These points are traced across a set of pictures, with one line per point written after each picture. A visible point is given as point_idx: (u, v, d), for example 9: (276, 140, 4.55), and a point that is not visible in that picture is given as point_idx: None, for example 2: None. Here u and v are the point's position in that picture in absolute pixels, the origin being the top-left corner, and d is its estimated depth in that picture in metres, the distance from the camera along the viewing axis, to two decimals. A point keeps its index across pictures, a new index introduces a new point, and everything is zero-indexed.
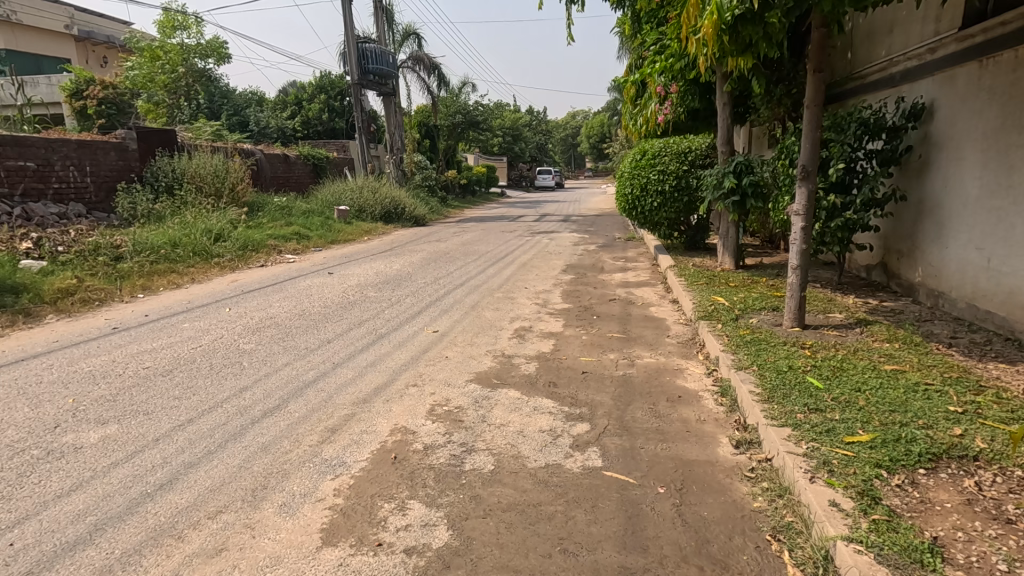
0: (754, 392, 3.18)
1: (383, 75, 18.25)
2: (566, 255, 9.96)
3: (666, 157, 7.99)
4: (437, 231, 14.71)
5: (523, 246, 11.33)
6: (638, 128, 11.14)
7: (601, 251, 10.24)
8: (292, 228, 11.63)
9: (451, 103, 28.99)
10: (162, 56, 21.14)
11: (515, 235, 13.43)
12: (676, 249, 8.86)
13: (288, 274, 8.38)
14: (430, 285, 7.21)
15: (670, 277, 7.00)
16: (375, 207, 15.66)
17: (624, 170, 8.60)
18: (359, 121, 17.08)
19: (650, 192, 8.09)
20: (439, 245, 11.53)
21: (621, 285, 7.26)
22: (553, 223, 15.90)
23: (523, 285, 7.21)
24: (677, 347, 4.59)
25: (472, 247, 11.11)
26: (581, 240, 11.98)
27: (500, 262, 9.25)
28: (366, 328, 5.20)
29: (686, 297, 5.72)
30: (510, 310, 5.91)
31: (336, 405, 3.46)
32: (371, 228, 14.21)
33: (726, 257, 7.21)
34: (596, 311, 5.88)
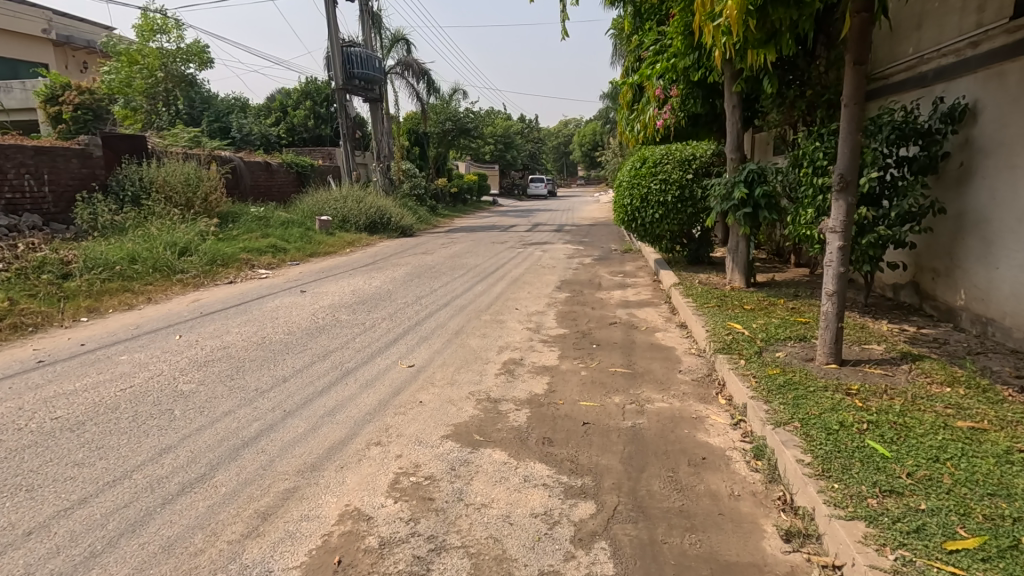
0: (804, 464, 2.48)
1: (370, 80, 17.61)
2: (560, 269, 9.30)
3: (669, 164, 7.37)
4: (424, 242, 14.02)
5: (514, 259, 10.67)
6: (635, 134, 10.55)
7: (598, 265, 9.60)
8: (268, 240, 10.90)
9: (441, 109, 28.39)
10: (141, 60, 20.39)
11: (506, 246, 12.77)
12: (679, 263, 8.22)
13: (256, 293, 7.63)
14: (410, 306, 6.52)
15: (676, 297, 6.35)
16: (360, 217, 14.95)
17: (623, 179, 7.96)
18: (344, 128, 16.39)
19: (651, 202, 7.45)
20: (425, 258, 10.83)
21: (622, 305, 6.61)
22: (546, 234, 15.25)
23: (513, 305, 6.53)
24: (693, 386, 3.92)
25: (460, 261, 10.43)
26: (576, 252, 11.33)
27: (489, 277, 8.57)
28: (331, 362, 4.49)
29: (697, 322, 5.06)
30: (498, 336, 5.23)
31: (275, 474, 2.76)
32: (354, 240, 13.51)
33: (737, 274, 6.57)
34: (595, 337, 5.21)
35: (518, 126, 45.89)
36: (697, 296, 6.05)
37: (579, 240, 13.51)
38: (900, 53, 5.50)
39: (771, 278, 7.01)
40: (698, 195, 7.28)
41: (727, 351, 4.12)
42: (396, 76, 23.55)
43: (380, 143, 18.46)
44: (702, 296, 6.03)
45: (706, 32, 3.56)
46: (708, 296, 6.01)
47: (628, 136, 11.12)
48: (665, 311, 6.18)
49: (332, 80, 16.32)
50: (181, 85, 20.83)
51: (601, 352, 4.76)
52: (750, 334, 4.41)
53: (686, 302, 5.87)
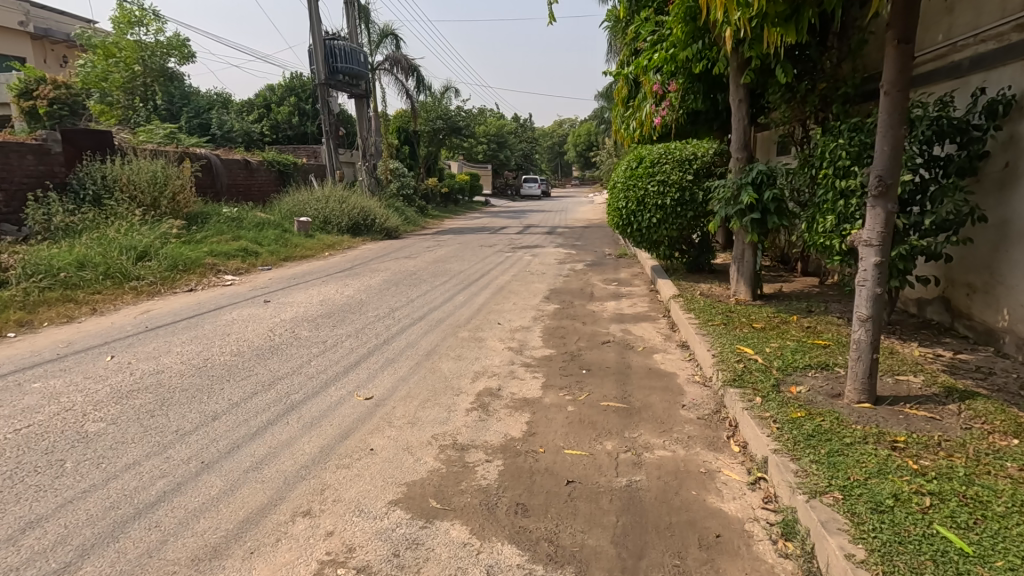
0: (856, 563, 1.85)
1: (355, 75, 16.92)
2: (550, 276, 8.68)
3: (667, 164, 6.76)
4: (409, 244, 13.37)
5: (502, 264, 10.04)
6: (630, 132, 9.97)
7: (590, 272, 8.98)
8: (239, 243, 10.22)
9: (431, 108, 27.73)
10: (117, 54, 19.62)
11: (495, 250, 12.14)
12: (677, 272, 7.62)
13: (215, 303, 6.95)
14: (382, 320, 5.88)
15: (675, 310, 5.72)
16: (341, 218, 14.29)
17: (617, 179, 7.34)
18: (327, 126, 15.71)
19: (648, 205, 6.83)
20: (408, 263, 10.17)
21: (615, 319, 5.99)
22: (537, 237, 14.62)
23: (496, 319, 5.91)
24: (699, 427, 3.28)
25: (444, 266, 9.80)
26: (568, 258, 10.72)
27: (474, 285, 7.94)
28: (276, 393, 3.85)
29: (700, 344, 4.44)
30: (475, 358, 4.61)
31: (162, 563, 2.11)
32: (335, 242, 12.83)
33: (742, 286, 5.97)
34: (586, 360, 4.59)
35: (512, 126, 45.26)
36: (699, 311, 5.43)
37: (571, 244, 12.91)
38: (928, 41, 4.90)
39: (778, 289, 6.41)
40: (698, 198, 6.67)
41: (738, 383, 3.50)
42: (384, 73, 22.86)
43: (365, 141, 17.79)
44: (705, 310, 5.42)
45: (717, 6, 2.92)
46: (711, 310, 5.39)
47: (623, 135, 10.52)
48: (664, 327, 5.57)
49: (314, 75, 15.60)
50: (160, 80, 20.06)
51: (591, 378, 4.14)
52: (764, 360, 3.80)
53: (687, 317, 5.26)
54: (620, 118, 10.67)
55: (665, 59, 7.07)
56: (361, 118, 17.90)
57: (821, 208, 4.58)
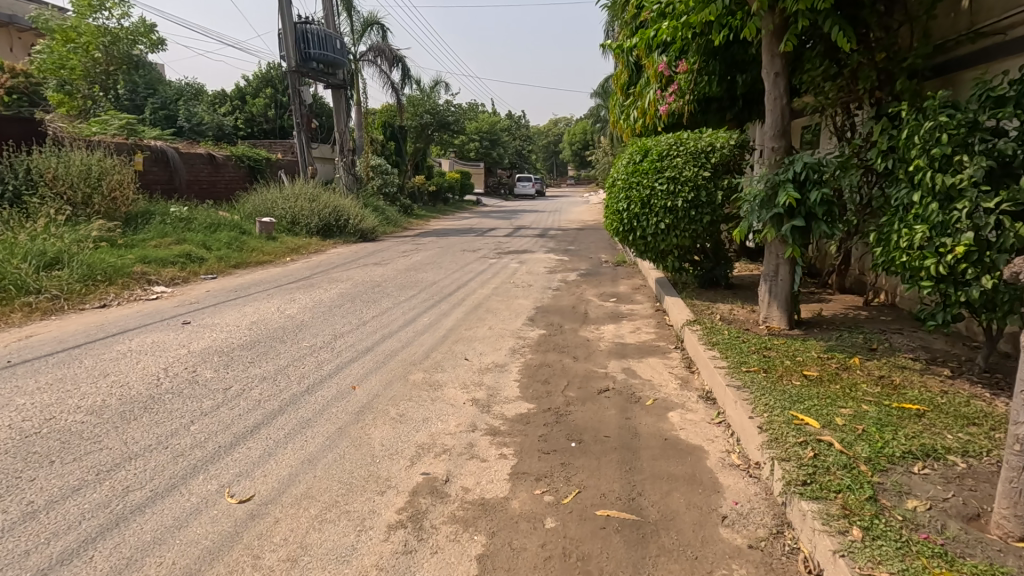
0: None
1: (331, 64, 15.37)
2: (537, 289, 7.41)
3: (677, 158, 5.50)
4: (384, 249, 12.06)
5: (485, 273, 8.77)
6: (632, 122, 8.71)
7: (585, 284, 7.71)
8: (181, 247, 8.89)
9: (419, 103, 26.38)
10: (77, 39, 17.87)
11: (477, 255, 10.90)
12: (688, 287, 6.37)
13: (122, 323, 5.62)
14: (317, 352, 4.61)
15: (692, 343, 4.46)
16: (311, 218, 13.00)
17: (616, 177, 6.07)
18: (300, 119, 14.32)
19: (653, 209, 5.57)
20: (376, 271, 8.87)
21: (615, 352, 4.73)
22: (526, 240, 13.38)
23: (463, 352, 4.64)
24: (754, 572, 2.03)
25: (417, 275, 8.52)
26: (559, 266, 9.45)
27: (445, 301, 6.66)
28: (108, 488, 2.56)
29: (736, 404, 3.17)
30: (423, 419, 3.34)
31: None
32: (301, 246, 11.55)
33: (775, 310, 4.71)
34: (576, 421, 3.33)
35: (505, 123, 43.98)
36: (724, 345, 4.17)
37: (563, 249, 11.65)
38: None
39: (816, 313, 5.17)
40: (717, 199, 5.41)
41: (812, 488, 2.25)
42: (368, 64, 21.49)
43: (343, 135, 16.44)
44: (731, 345, 4.16)
45: None
46: (740, 345, 4.13)
47: (623, 127, 9.26)
48: (678, 365, 4.32)
49: (284, 62, 14.20)
50: (124, 68, 18.77)
51: (583, 457, 2.89)
52: (841, 443, 2.53)
53: (710, 355, 4.00)
54: (619, 108, 9.43)
55: (676, 29, 5.80)
56: (338, 111, 16.52)
57: (899, 215, 3.33)
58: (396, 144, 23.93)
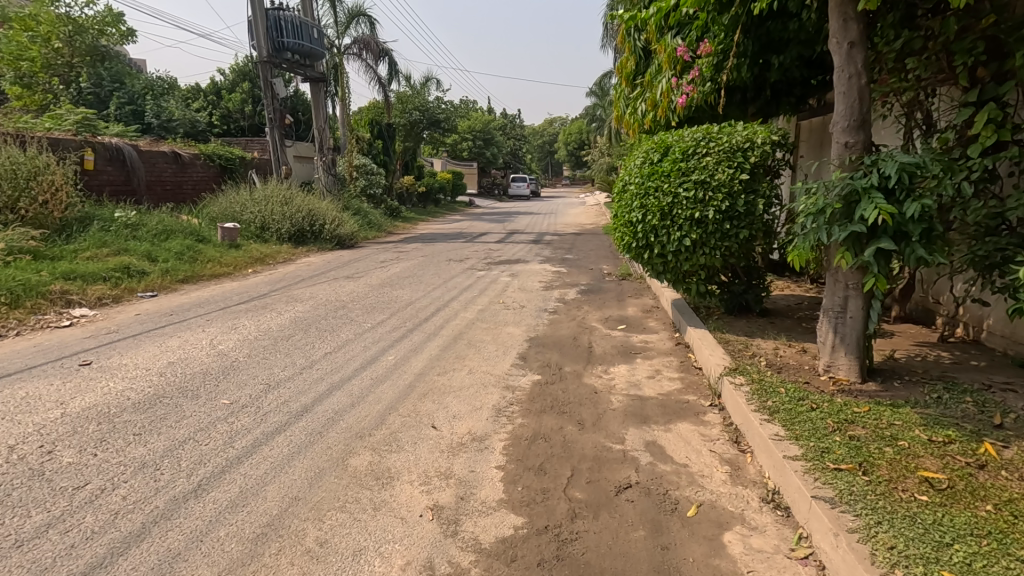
0: None
1: (308, 54, 14.15)
2: (531, 312, 6.28)
3: (706, 158, 4.36)
4: (362, 258, 10.90)
5: (471, 289, 7.63)
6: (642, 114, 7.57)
7: (587, 306, 6.58)
8: (119, 258, 7.71)
9: (407, 100, 25.23)
10: (36, 27, 16.50)
11: (465, 266, 9.77)
12: (714, 314, 5.26)
13: (5, 363, 4.42)
14: (238, 414, 3.46)
15: (739, 405, 3.33)
16: (283, 223, 11.82)
17: (626, 182, 4.93)
18: (273, 114, 13.10)
19: (675, 222, 4.44)
20: (346, 287, 7.72)
21: (632, 411, 3.61)
22: (519, 247, 12.25)
23: (431, 415, 3.51)
24: None
25: (392, 292, 7.37)
26: (555, 280, 8.33)
27: (419, 328, 5.54)
28: None
29: (838, 540, 2.03)
30: (353, 554, 2.19)
31: None
32: (269, 254, 10.40)
33: (843, 355, 3.60)
34: (588, 556, 2.18)
35: (499, 121, 42.89)
36: (785, 414, 3.04)
37: (559, 259, 10.53)
38: None
39: (885, 356, 4.06)
40: (757, 210, 4.28)
41: None
42: (352, 58, 20.29)
43: (322, 132, 15.24)
44: (795, 414, 3.03)
45: None
46: (808, 414, 3.00)
47: (629, 122, 8.12)
48: (720, 438, 3.20)
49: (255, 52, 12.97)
50: (89, 59, 17.30)
51: None
52: None
53: (771, 432, 2.86)
54: (624, 100, 8.29)
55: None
56: (317, 106, 15.30)
57: None
58: (383, 142, 22.76)
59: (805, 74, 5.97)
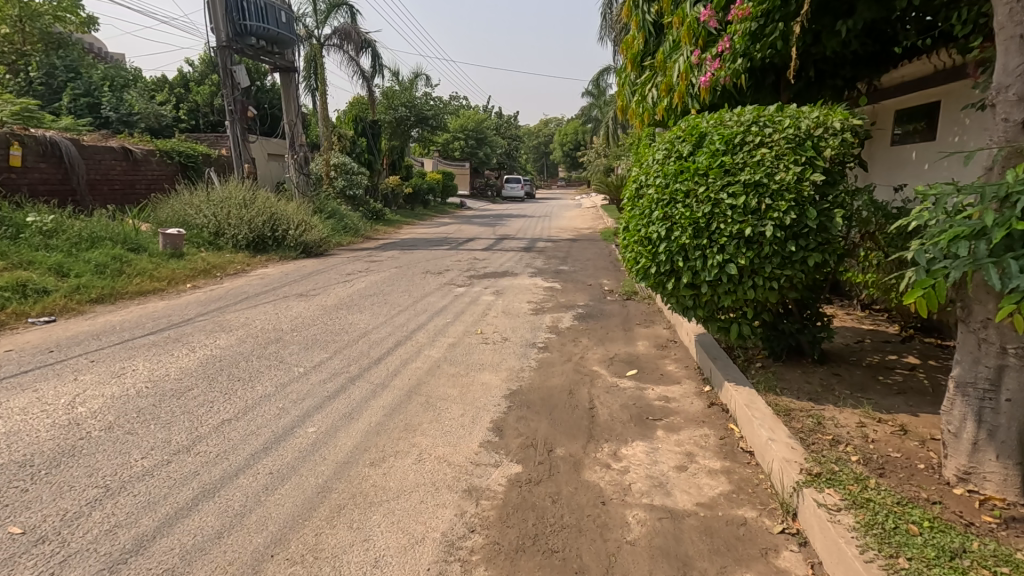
0: None
1: (275, 41, 12.77)
2: (515, 349, 4.94)
3: (760, 150, 3.05)
4: (327, 269, 9.54)
5: (444, 312, 6.30)
6: (652, 102, 6.28)
7: (587, 339, 5.25)
8: (15, 273, 6.32)
9: (394, 96, 23.85)
10: None
11: (444, 279, 8.43)
12: (756, 362, 3.96)
13: None
14: (18, 563, 2.10)
15: (843, 553, 2.00)
16: (241, 227, 10.41)
17: (642, 184, 3.62)
18: (233, 105, 11.69)
19: (716, 241, 3.12)
20: (293, 309, 6.35)
21: (661, 547, 2.28)
22: (508, 256, 10.93)
23: (339, 560, 2.17)
24: None
25: (347, 318, 6.02)
26: (547, 300, 6.99)
27: (366, 375, 4.20)
28: None
29: None
30: None
31: None
32: (219, 265, 9.05)
33: (992, 458, 2.26)
34: None
35: (493, 120, 41.54)
36: None
37: (552, 271, 9.21)
38: None
39: None
40: (835, 224, 2.96)
41: None
42: (333, 50, 19.07)
43: (293, 127, 13.86)
44: None
45: None
46: None
47: (635, 112, 6.83)
48: None
49: (212, 36, 11.57)
50: (41, 46, 15.87)
51: None
52: None
53: None
54: (629, 86, 7.01)
55: None
56: (288, 98, 13.91)
57: None
58: (367, 140, 21.36)
59: (865, 49, 4.67)
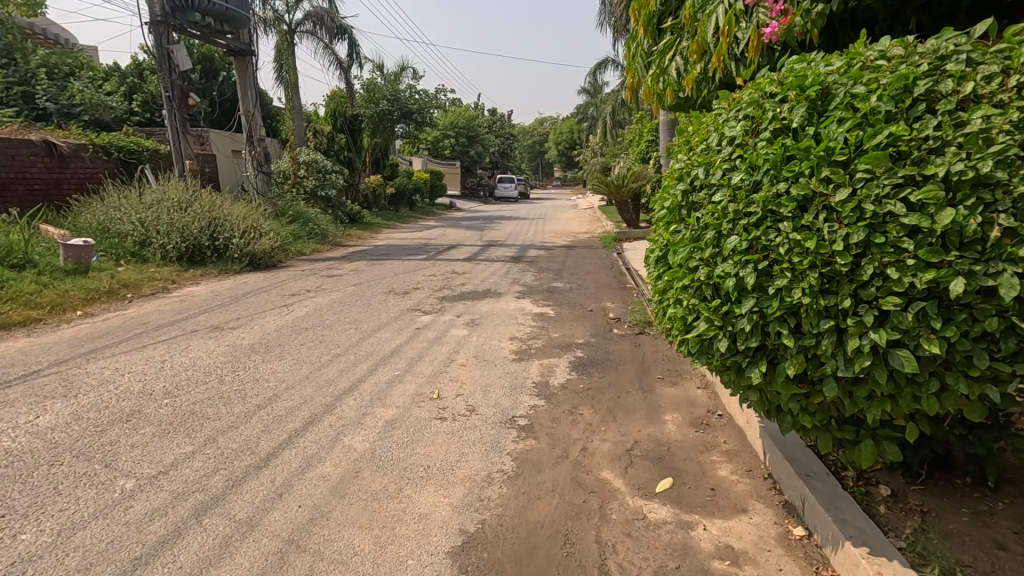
0: None
1: (226, 17, 11.05)
2: (482, 433, 3.28)
3: (968, 113, 1.57)
4: (273, 286, 7.88)
5: (396, 358, 4.63)
6: (676, 74, 4.64)
7: (590, 410, 3.60)
8: None
9: (376, 89, 22.12)
10: None
11: (409, 302, 6.79)
12: (883, 492, 2.32)
13: None
14: None
15: None
16: (171, 234, 8.69)
17: (698, 186, 2.16)
18: (171, 91, 9.97)
19: (871, 302, 1.63)
20: (190, 356, 4.66)
21: None
22: (494, 268, 9.29)
23: None
24: None
25: (258, 369, 4.33)
26: (536, 336, 5.32)
27: (229, 501, 2.54)
28: None
29: None
30: None
31: None
32: (137, 283, 7.38)
33: None
34: None
35: (487, 118, 39.92)
36: None
37: (545, 290, 7.58)
38: None
39: None
40: None
41: None
42: (306, 37, 17.43)
43: (251, 119, 12.16)
44: None
45: None
46: None
47: (650, 90, 5.19)
48: None
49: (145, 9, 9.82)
50: None
51: None
52: None
53: None
54: (642, 55, 5.37)
55: None
56: (243, 86, 12.19)
57: None
58: (346, 136, 19.67)
59: None
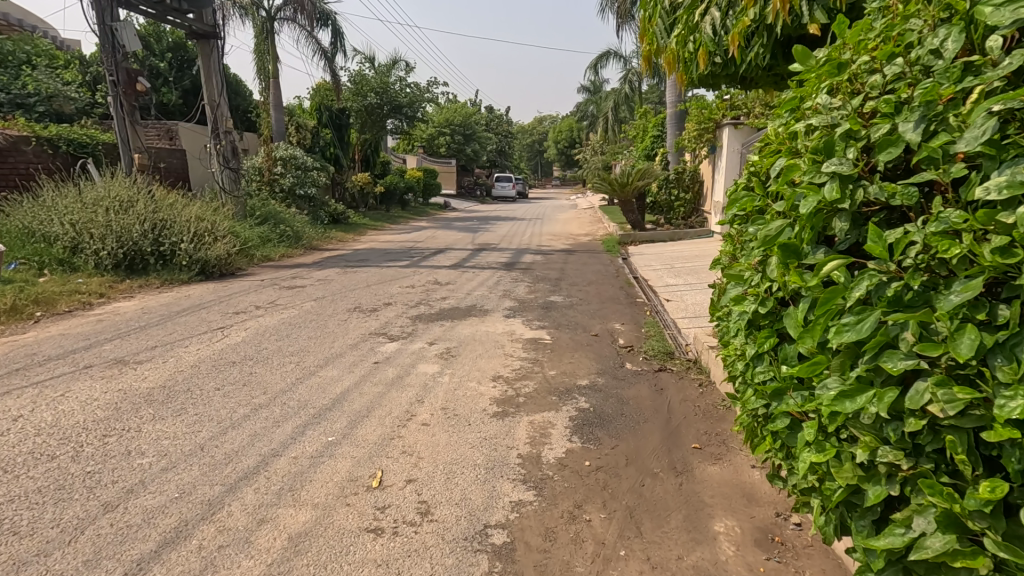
0: None
1: None
2: (434, 566, 2.08)
3: None
4: (220, 299, 6.68)
5: (336, 414, 3.43)
6: (711, 34, 3.46)
7: (602, 516, 2.41)
8: None
9: (364, 82, 20.92)
10: None
11: (374, 322, 5.62)
12: None
13: None
14: None
15: None
16: (106, 238, 7.45)
17: (912, 185, 1.53)
18: (116, 75, 8.71)
19: None
20: (59, 408, 3.45)
21: None
22: (482, 278, 8.11)
23: None
24: None
25: (139, 433, 3.11)
26: (527, 375, 4.13)
27: None
28: None
29: None
30: None
31: None
32: (54, 296, 6.17)
33: None
34: None
35: (484, 115, 38.77)
36: None
37: (540, 306, 6.40)
38: None
39: None
40: None
41: None
42: (286, 24, 16.27)
43: (216, 109, 10.97)
44: None
45: None
46: None
47: (671, 58, 4.00)
48: None
49: None
50: None
51: None
52: None
53: None
54: (661, 14, 4.16)
55: None
56: (207, 72, 10.93)
57: None
58: (331, 131, 18.49)
59: None
